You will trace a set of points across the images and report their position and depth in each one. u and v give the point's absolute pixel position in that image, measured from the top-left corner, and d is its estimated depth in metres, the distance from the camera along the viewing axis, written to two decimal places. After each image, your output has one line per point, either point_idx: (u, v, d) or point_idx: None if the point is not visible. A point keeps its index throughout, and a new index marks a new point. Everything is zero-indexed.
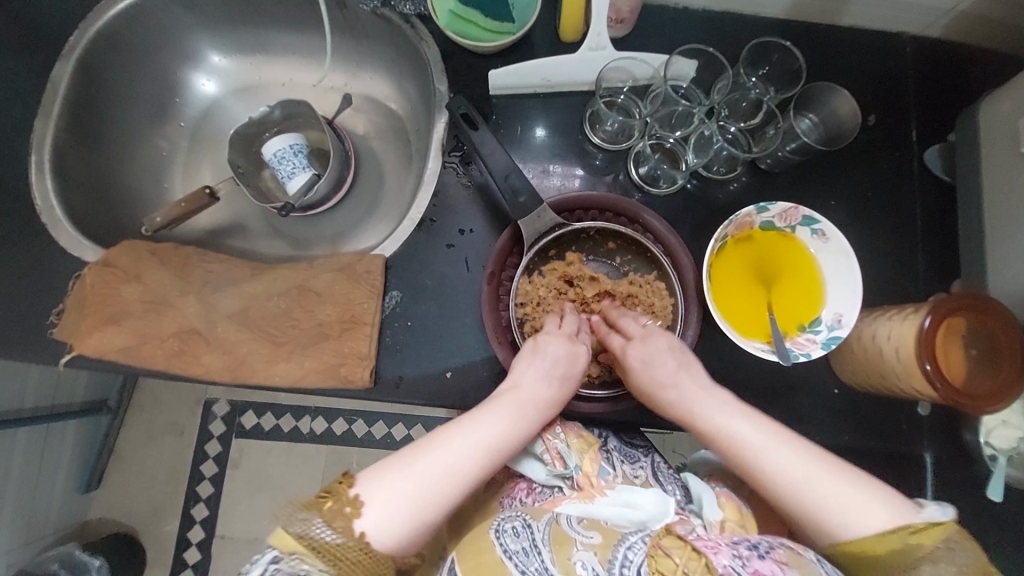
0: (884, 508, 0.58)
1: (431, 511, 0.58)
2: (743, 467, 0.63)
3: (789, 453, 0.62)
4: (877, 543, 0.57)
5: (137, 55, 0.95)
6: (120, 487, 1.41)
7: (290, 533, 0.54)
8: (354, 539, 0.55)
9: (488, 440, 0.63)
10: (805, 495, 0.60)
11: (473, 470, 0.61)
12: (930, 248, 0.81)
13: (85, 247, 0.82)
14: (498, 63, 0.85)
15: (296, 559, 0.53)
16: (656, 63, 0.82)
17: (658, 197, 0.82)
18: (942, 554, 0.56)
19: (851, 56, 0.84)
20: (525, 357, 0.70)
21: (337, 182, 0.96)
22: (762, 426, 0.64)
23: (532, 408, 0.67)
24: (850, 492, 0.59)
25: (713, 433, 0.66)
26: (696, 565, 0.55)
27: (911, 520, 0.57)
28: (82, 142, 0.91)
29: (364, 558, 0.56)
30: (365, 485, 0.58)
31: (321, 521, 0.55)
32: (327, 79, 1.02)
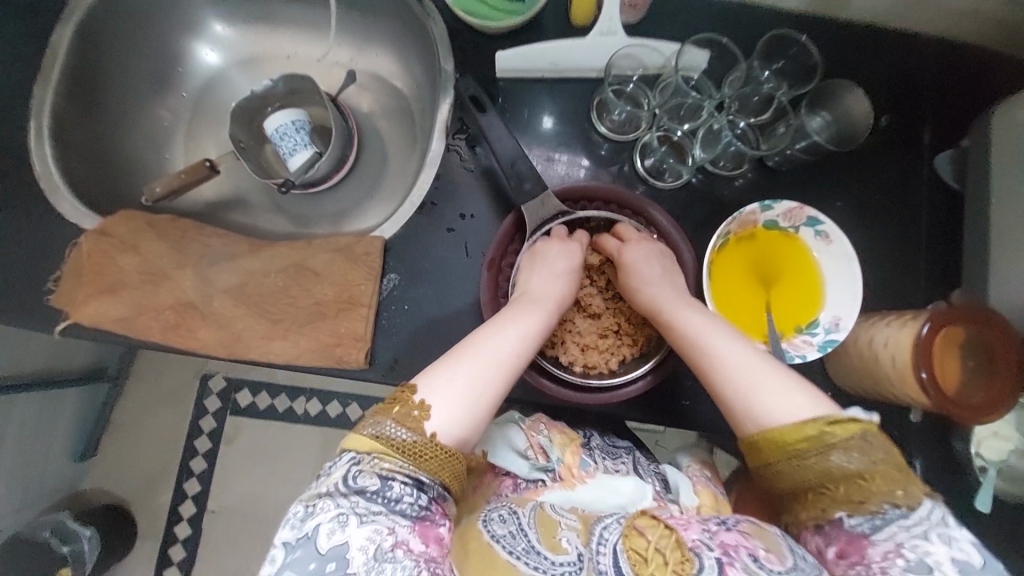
0: (811, 401, 0.58)
1: (485, 399, 0.59)
2: (693, 357, 0.65)
3: (733, 341, 0.64)
4: (796, 430, 0.56)
5: (141, 21, 0.93)
6: (116, 454, 1.42)
7: (365, 435, 0.55)
8: (428, 438, 0.55)
9: (523, 327, 0.65)
10: (741, 381, 0.61)
11: (518, 359, 0.63)
12: (934, 255, 0.81)
13: (82, 214, 0.81)
14: (507, 45, 0.83)
15: (376, 458, 0.54)
16: (667, 52, 0.80)
17: (664, 191, 0.81)
18: (857, 445, 0.55)
19: (868, 52, 0.82)
20: (527, 265, 0.73)
21: (338, 160, 0.95)
22: (717, 322, 0.67)
23: (555, 303, 0.69)
24: (782, 384, 0.60)
25: (673, 326, 0.68)
26: (668, 541, 0.54)
27: (830, 413, 0.57)
28: (83, 108, 0.89)
29: (438, 454, 0.55)
30: (426, 388, 0.58)
31: (392, 424, 0.56)
32: (333, 53, 1.00)
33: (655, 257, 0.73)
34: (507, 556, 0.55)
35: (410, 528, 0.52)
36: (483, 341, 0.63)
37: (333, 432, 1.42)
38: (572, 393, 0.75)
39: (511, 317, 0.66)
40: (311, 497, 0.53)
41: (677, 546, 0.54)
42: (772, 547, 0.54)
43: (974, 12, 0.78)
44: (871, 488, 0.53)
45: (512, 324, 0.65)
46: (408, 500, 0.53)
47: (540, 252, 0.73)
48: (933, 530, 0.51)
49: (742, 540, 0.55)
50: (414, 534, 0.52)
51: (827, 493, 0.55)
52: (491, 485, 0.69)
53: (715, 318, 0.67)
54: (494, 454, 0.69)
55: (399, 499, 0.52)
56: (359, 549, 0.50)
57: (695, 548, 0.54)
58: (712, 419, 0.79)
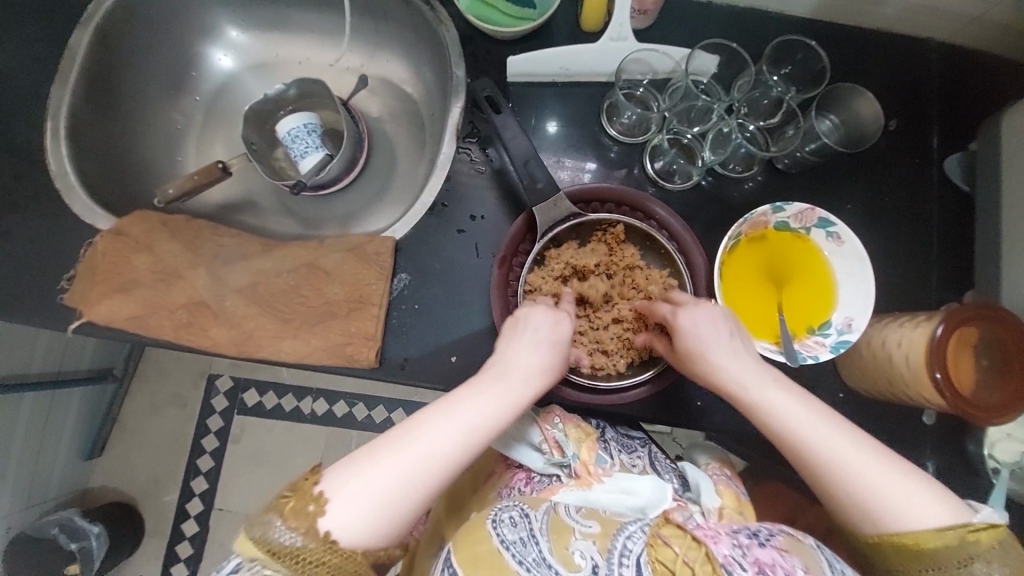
0: (941, 504, 0.53)
1: (406, 498, 0.54)
2: (788, 449, 0.59)
3: (843, 437, 0.57)
4: (933, 539, 0.52)
5: (156, 28, 0.94)
6: (121, 456, 1.42)
7: (252, 539, 0.52)
8: (318, 540, 0.52)
9: (471, 416, 0.58)
10: (860, 483, 0.55)
11: (457, 455, 0.57)
12: (945, 255, 0.80)
13: (97, 214, 0.82)
14: (518, 50, 0.84)
15: (258, 565, 0.51)
16: (677, 57, 0.81)
17: (673, 192, 0.82)
18: (995, 555, 0.52)
19: (876, 57, 0.83)
20: (507, 333, 0.67)
21: (348, 163, 0.95)
22: (803, 402, 0.60)
23: (520, 384, 0.62)
24: (909, 489, 0.54)
25: (756, 411, 0.61)
26: (697, 553, 0.56)
27: (970, 519, 0.52)
28: (99, 111, 0.91)
29: (328, 559, 0.52)
30: (331, 481, 0.54)
31: (281, 522, 0.52)
32: (345, 59, 1.02)
33: (722, 324, 0.65)
34: (516, 565, 0.55)
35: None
36: (424, 431, 0.57)
37: (339, 433, 1.41)
38: (584, 395, 0.76)
39: (463, 404, 0.59)
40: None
41: (707, 560, 0.55)
42: (811, 565, 0.54)
43: (981, 17, 0.78)
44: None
45: (460, 413, 0.58)
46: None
47: (522, 321, 0.68)
48: None
49: (779, 558, 0.54)
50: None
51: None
52: (505, 475, 0.74)
53: (802, 398, 0.60)
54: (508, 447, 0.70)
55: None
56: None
57: (728, 564, 0.54)
58: (720, 421, 0.79)
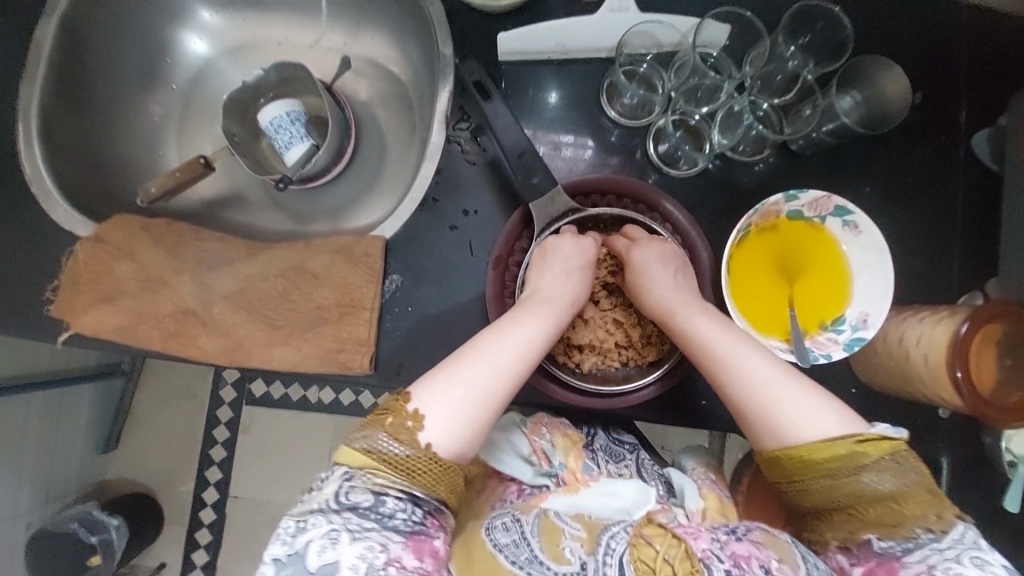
0: (836, 417, 0.56)
1: (485, 408, 0.57)
2: (705, 365, 0.63)
3: (755, 357, 0.60)
4: (820, 449, 0.55)
5: (122, 13, 0.88)
6: (135, 448, 1.44)
7: (356, 450, 0.54)
8: (421, 451, 0.54)
9: (530, 329, 0.63)
10: (761, 394, 0.58)
11: (521, 363, 0.61)
12: (969, 241, 0.75)
13: (76, 220, 0.79)
14: (508, 26, 0.77)
15: (368, 474, 0.53)
16: (684, 29, 0.75)
17: (678, 180, 0.76)
18: (888, 466, 0.54)
19: (905, 21, 0.75)
20: (537, 263, 0.69)
21: (335, 153, 0.91)
22: (728, 328, 0.64)
23: (563, 302, 0.67)
24: (805, 398, 0.57)
25: (685, 333, 0.65)
26: (677, 551, 0.54)
27: (861, 430, 0.55)
28: (70, 107, 0.86)
29: (434, 468, 0.54)
30: (421, 398, 0.56)
31: (386, 436, 0.54)
32: (325, 40, 0.95)
33: (660, 262, 0.68)
34: (510, 566, 0.55)
35: (402, 544, 0.51)
36: (488, 347, 0.60)
37: (343, 423, 1.42)
38: (587, 398, 0.72)
39: (518, 321, 0.63)
40: (300, 517, 0.51)
41: (687, 557, 0.53)
42: (785, 557, 0.53)
43: None
44: (906, 511, 0.53)
45: (516, 328, 0.63)
46: (401, 517, 0.52)
47: (551, 249, 0.69)
48: (965, 554, 0.51)
49: (755, 551, 0.53)
50: (406, 550, 0.51)
51: (857, 516, 0.55)
52: (496, 492, 0.70)
53: (727, 325, 0.64)
54: (496, 458, 0.69)
55: (392, 516, 0.52)
56: (351, 566, 0.48)
57: (705, 559, 0.53)
58: (726, 422, 0.76)
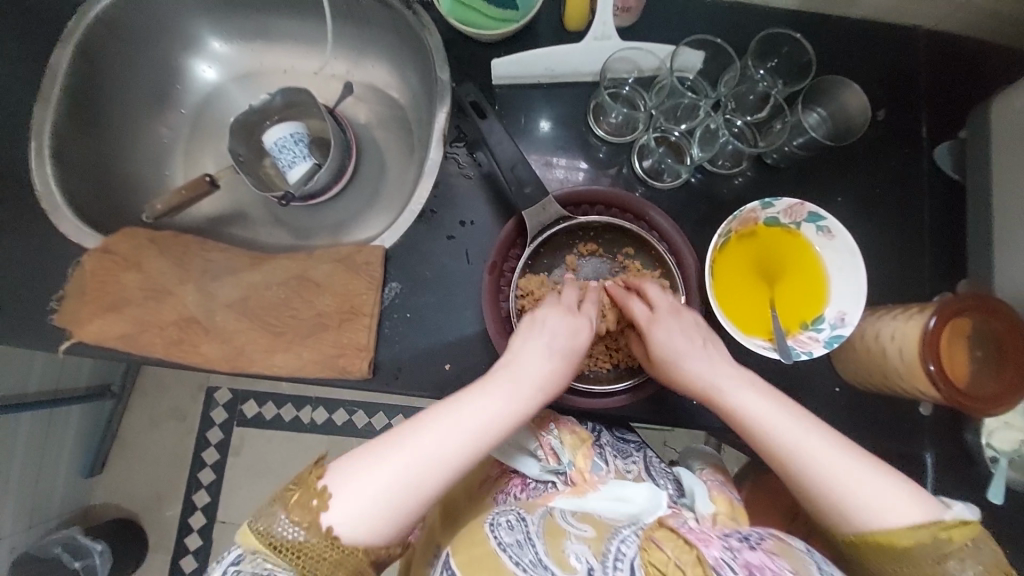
0: (912, 501, 0.55)
1: (404, 500, 0.55)
2: (765, 448, 0.61)
3: (819, 440, 0.59)
4: (906, 537, 0.54)
5: (137, 41, 0.94)
6: (122, 472, 1.42)
7: (254, 530, 0.54)
8: (320, 534, 0.53)
9: (483, 419, 0.59)
10: (831, 479, 0.57)
11: (454, 460, 0.57)
12: (937, 245, 0.80)
13: (84, 233, 0.82)
14: (501, 52, 0.83)
15: (258, 560, 0.52)
16: (661, 54, 0.81)
17: (663, 191, 0.81)
18: (971, 553, 0.53)
19: (860, 46, 0.83)
20: (524, 331, 0.67)
21: (337, 171, 0.95)
22: (783, 406, 0.61)
23: (530, 389, 0.62)
24: (877, 482, 0.56)
25: (733, 412, 0.63)
26: (688, 556, 0.55)
27: (941, 515, 0.55)
28: (83, 129, 0.90)
29: (330, 554, 0.53)
30: (336, 475, 0.55)
31: (286, 516, 0.54)
32: (329, 66, 1.01)
33: (693, 329, 0.68)
34: (512, 566, 0.53)
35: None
36: (430, 433, 0.57)
37: (339, 442, 1.41)
38: (580, 398, 0.76)
39: (473, 406, 0.59)
40: None
41: (698, 562, 0.54)
42: (798, 568, 0.54)
43: (966, 5, 0.78)
44: None
45: (470, 411, 0.59)
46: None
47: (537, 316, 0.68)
48: None
49: (767, 561, 0.54)
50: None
51: None
52: (499, 481, 0.74)
53: (777, 401, 0.62)
54: (504, 454, 0.71)
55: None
56: None
57: (718, 566, 0.53)
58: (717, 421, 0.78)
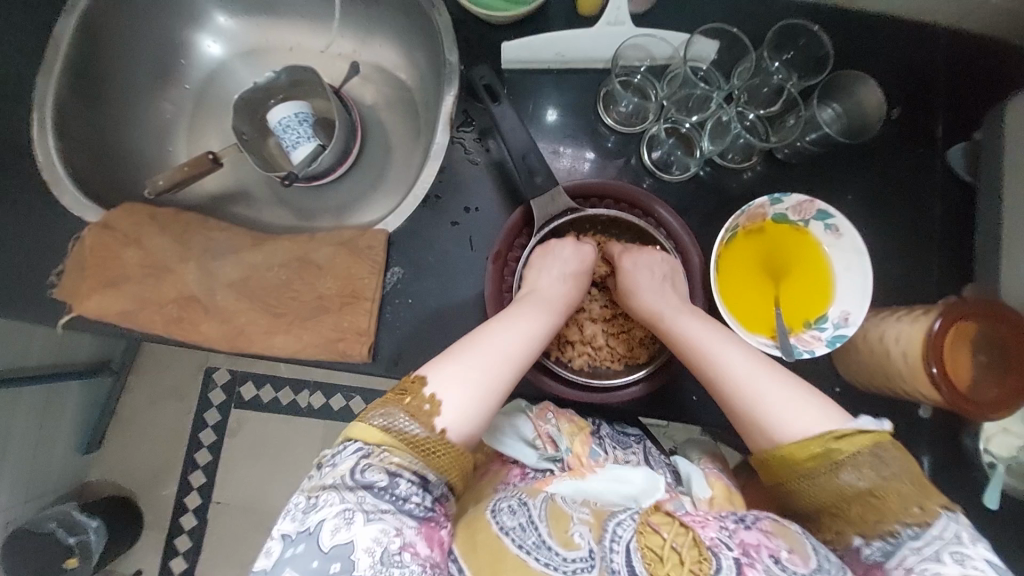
0: (818, 413, 0.57)
1: (491, 396, 0.59)
2: (699, 369, 0.65)
3: (743, 359, 0.63)
4: (801, 447, 0.56)
5: (141, 13, 0.92)
6: (122, 447, 1.43)
7: (374, 426, 0.54)
8: (435, 434, 0.55)
9: (533, 325, 0.66)
10: (750, 394, 0.60)
11: (522, 358, 0.62)
12: (946, 248, 0.79)
13: (85, 207, 0.81)
14: (511, 36, 0.82)
15: (385, 452, 0.52)
16: (675, 43, 0.80)
17: (670, 184, 0.80)
18: (867, 462, 0.54)
19: (879, 41, 0.81)
20: (538, 261, 0.73)
21: (341, 153, 0.94)
22: (718, 332, 0.66)
23: (560, 305, 0.70)
24: (794, 397, 0.59)
25: (675, 339, 0.68)
26: (685, 539, 0.54)
27: (838, 427, 0.56)
28: (85, 101, 0.89)
29: (444, 453, 0.54)
30: (438, 383, 0.57)
31: (404, 415, 0.55)
32: (336, 45, 1.00)
33: (661, 264, 0.73)
34: (517, 550, 0.53)
35: (416, 529, 0.50)
36: (489, 338, 0.62)
37: (338, 424, 1.41)
38: (575, 392, 0.75)
39: (522, 314, 0.66)
40: (322, 487, 0.51)
41: (694, 544, 0.53)
42: (795, 547, 0.53)
43: (990, 2, 0.76)
44: (885, 506, 0.53)
45: (519, 319, 0.66)
46: (416, 500, 0.51)
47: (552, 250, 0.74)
48: (947, 549, 0.50)
49: (764, 539, 0.54)
50: (420, 535, 0.50)
51: (840, 513, 0.55)
52: (499, 472, 0.72)
53: (716, 329, 0.67)
54: (501, 441, 0.71)
55: (406, 499, 0.51)
56: (365, 550, 0.47)
57: (714, 547, 0.53)
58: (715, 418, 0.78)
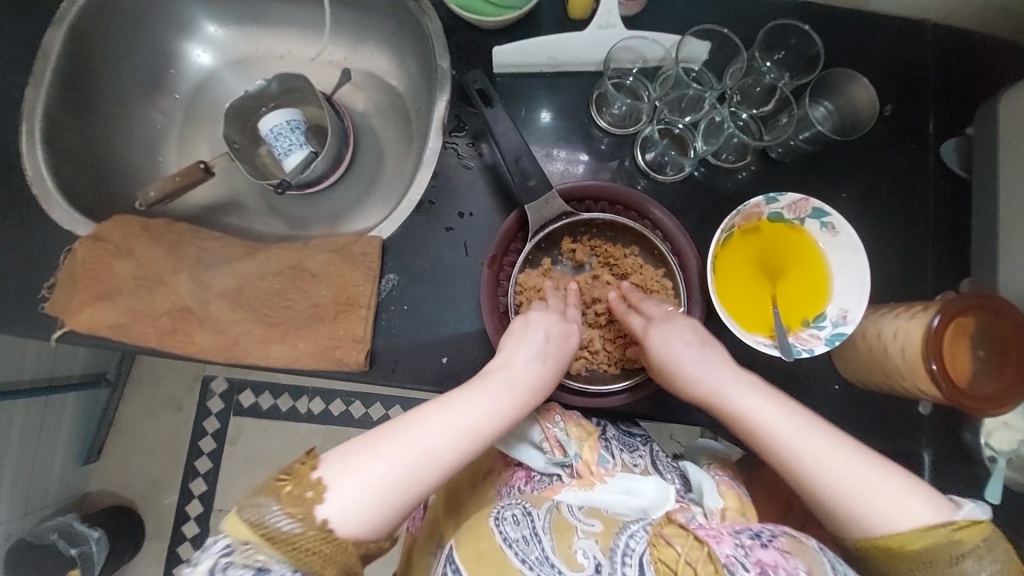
0: (922, 502, 0.53)
1: (403, 491, 0.53)
2: (774, 455, 0.58)
3: (829, 444, 0.56)
4: (918, 538, 0.52)
5: (130, 24, 0.91)
6: (118, 460, 1.41)
7: (243, 520, 0.48)
8: (314, 528, 0.49)
9: (480, 412, 0.58)
10: (841, 485, 0.54)
11: (455, 453, 0.56)
12: (941, 244, 0.79)
13: (76, 220, 0.80)
14: (502, 40, 0.82)
15: (251, 549, 0.47)
16: (667, 44, 0.79)
17: (665, 184, 0.80)
18: (983, 552, 0.51)
19: (869, 38, 0.81)
20: (516, 334, 0.67)
21: (334, 160, 0.93)
22: (789, 410, 0.59)
23: (528, 387, 0.63)
24: (892, 486, 0.54)
25: (739, 418, 0.60)
26: (699, 554, 0.54)
27: (950, 515, 0.52)
28: (74, 113, 0.88)
29: (323, 548, 0.49)
30: (331, 466, 0.52)
31: (278, 507, 0.49)
32: (327, 52, 0.99)
33: (695, 336, 0.66)
34: (518, 563, 0.54)
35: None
36: (426, 424, 0.56)
37: (337, 431, 1.40)
38: (579, 399, 0.75)
39: (471, 398, 0.59)
40: None
41: (709, 560, 0.53)
42: (813, 567, 0.53)
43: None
44: None
45: (470, 403, 0.58)
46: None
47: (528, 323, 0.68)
48: None
49: (781, 560, 0.53)
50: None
51: None
52: (503, 474, 0.72)
53: (782, 404, 0.60)
54: (507, 445, 0.69)
55: None
56: None
57: (729, 565, 0.52)
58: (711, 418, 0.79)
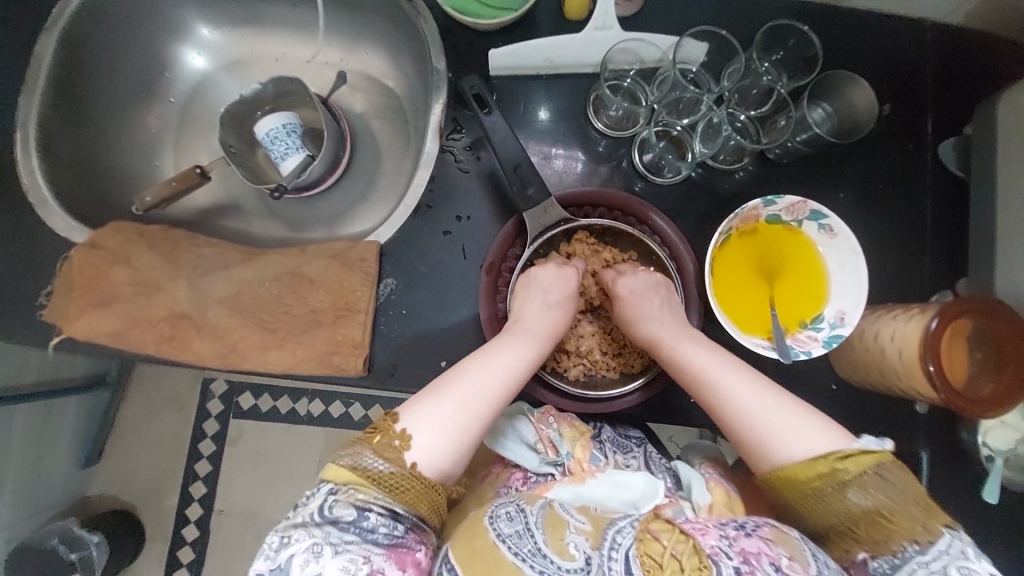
0: (822, 434, 0.58)
1: (470, 428, 0.59)
2: (701, 393, 0.65)
3: (743, 380, 0.63)
4: (809, 468, 0.57)
5: (124, 27, 0.91)
6: (118, 463, 1.41)
7: (344, 466, 0.55)
8: (407, 470, 0.55)
9: (515, 355, 0.65)
10: (753, 417, 0.60)
11: (505, 390, 0.62)
12: (939, 244, 0.79)
13: (71, 226, 0.80)
14: (498, 42, 0.81)
15: (353, 490, 0.53)
16: (664, 46, 0.79)
17: (662, 187, 0.80)
18: (872, 482, 0.55)
19: (868, 37, 0.80)
20: (520, 291, 0.72)
21: (331, 163, 0.93)
22: (716, 354, 0.66)
23: (551, 331, 0.70)
24: (797, 418, 0.59)
25: (673, 361, 0.68)
26: (685, 547, 0.53)
27: (844, 447, 0.57)
28: (69, 118, 0.88)
29: (415, 486, 0.55)
30: (409, 419, 0.58)
31: (371, 454, 0.55)
32: (322, 54, 0.98)
33: (654, 289, 0.72)
34: (512, 558, 0.53)
35: (383, 555, 0.52)
36: (473, 369, 0.63)
37: (337, 433, 1.41)
38: (571, 402, 0.75)
39: (506, 345, 0.66)
40: (290, 525, 0.53)
41: (695, 552, 0.52)
42: (795, 554, 0.53)
43: None
44: (893, 527, 0.54)
45: (508, 348, 0.66)
46: (383, 531, 0.52)
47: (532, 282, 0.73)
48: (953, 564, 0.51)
49: (764, 548, 0.53)
50: (388, 560, 0.52)
51: (850, 533, 0.56)
52: (500, 474, 0.73)
53: (713, 349, 0.67)
54: (503, 445, 0.70)
55: (374, 530, 0.52)
56: None
57: (714, 556, 0.52)
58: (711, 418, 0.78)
